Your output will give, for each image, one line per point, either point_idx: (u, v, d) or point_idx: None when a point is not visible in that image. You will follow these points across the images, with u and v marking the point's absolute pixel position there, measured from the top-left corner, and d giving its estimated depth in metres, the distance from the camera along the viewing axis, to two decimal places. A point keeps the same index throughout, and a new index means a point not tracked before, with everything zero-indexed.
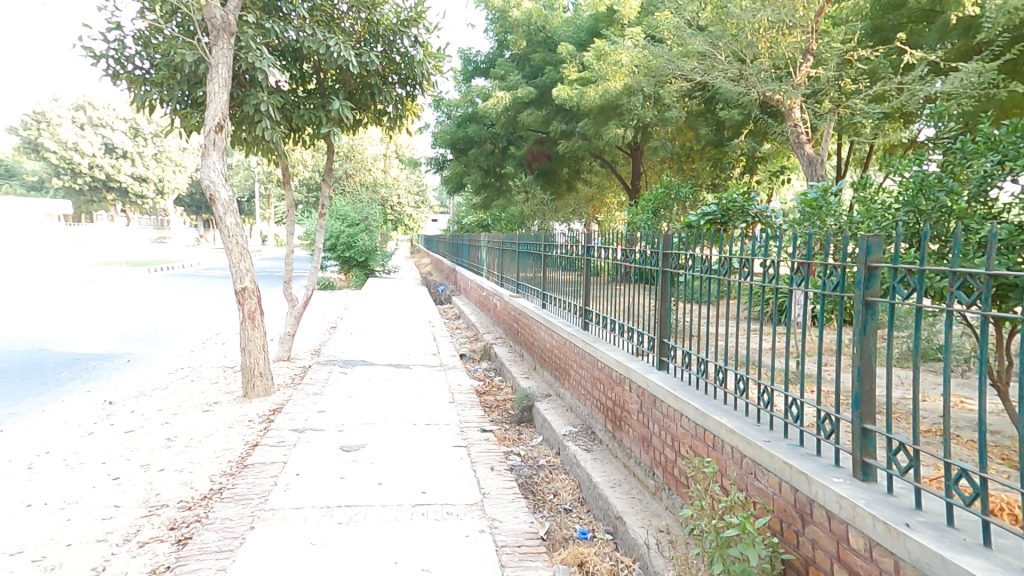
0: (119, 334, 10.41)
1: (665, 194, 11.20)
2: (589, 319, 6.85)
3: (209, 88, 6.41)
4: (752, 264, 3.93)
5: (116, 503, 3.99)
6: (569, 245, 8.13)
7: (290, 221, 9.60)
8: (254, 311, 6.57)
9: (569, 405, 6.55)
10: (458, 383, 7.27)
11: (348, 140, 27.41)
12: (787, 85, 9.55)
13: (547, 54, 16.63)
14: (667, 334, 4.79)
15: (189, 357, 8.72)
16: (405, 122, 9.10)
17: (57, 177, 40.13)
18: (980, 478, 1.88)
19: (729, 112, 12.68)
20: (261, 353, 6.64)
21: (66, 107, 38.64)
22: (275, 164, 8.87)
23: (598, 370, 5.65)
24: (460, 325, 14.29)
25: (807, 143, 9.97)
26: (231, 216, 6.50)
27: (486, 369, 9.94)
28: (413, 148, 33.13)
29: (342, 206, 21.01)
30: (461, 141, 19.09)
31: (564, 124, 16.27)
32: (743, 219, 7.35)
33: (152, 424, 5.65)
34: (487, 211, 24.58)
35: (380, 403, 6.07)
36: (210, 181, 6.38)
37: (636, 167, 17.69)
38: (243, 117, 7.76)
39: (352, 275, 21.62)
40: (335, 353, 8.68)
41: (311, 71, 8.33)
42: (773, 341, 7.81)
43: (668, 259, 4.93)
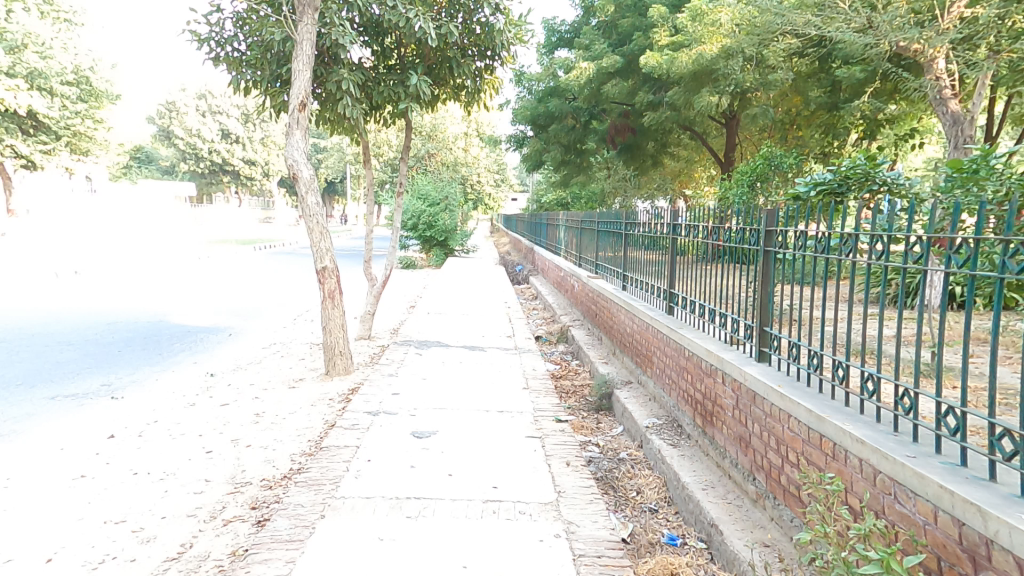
0: (224, 308, 11.20)
1: (766, 165, 10.12)
2: (674, 303, 6.26)
3: (294, 67, 6.46)
4: (886, 242, 3.25)
5: (206, 477, 4.15)
6: (652, 224, 7.58)
7: (371, 200, 9.72)
8: (334, 291, 6.69)
9: (652, 394, 6.08)
10: (533, 368, 7.02)
11: (431, 120, 27.72)
12: (930, 31, 8.22)
13: (636, 19, 15.65)
14: (767, 320, 4.12)
15: (281, 333, 9.15)
16: (484, 96, 8.83)
17: (181, 163, 44.35)
18: None
19: (848, 70, 11.24)
20: (341, 332, 6.76)
21: (187, 98, 42.38)
22: (357, 143, 8.93)
23: (685, 358, 5.12)
24: (537, 306, 14.06)
25: (952, 100, 8.74)
26: (312, 195, 6.61)
27: (563, 352, 9.64)
28: (494, 126, 32.99)
29: (424, 186, 21.30)
30: (541, 117, 18.55)
31: (652, 94, 15.30)
32: (867, 188, 6.51)
33: (245, 398, 5.92)
34: (568, 189, 24.00)
35: (454, 386, 5.97)
36: (293, 159, 6.48)
37: (732, 138, 16.36)
38: (327, 97, 7.85)
39: (434, 254, 22.03)
40: (413, 333, 8.73)
41: (392, 46, 8.27)
42: (892, 330, 6.84)
43: (772, 236, 4.26)
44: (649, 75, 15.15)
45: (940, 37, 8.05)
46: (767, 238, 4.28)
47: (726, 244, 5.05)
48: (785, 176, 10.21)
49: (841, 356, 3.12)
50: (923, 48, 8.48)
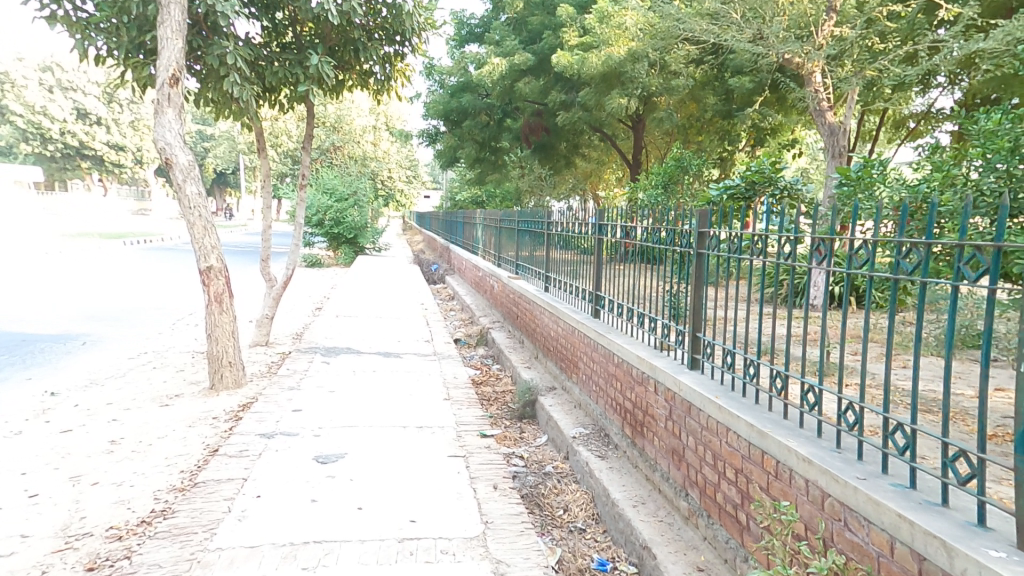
0: (83, 313, 9.60)
1: (676, 168, 10.38)
2: (600, 306, 6.10)
3: (161, 34, 5.53)
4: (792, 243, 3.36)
5: (23, 533, 3.27)
6: (569, 224, 7.47)
7: (268, 192, 8.74)
8: (222, 293, 5.81)
9: (578, 402, 5.87)
10: (453, 375, 6.58)
11: (335, 110, 26.17)
12: (809, 46, 8.72)
13: (546, 17, 15.55)
14: (700, 326, 4.01)
15: (155, 341, 7.95)
16: (394, 84, 8.24)
17: (21, 142, 38.04)
18: (977, 459, 1.88)
19: (740, 81, 11.87)
20: (230, 341, 5.90)
21: (31, 69, 36.45)
22: (248, 129, 7.99)
23: (614, 365, 4.94)
24: (454, 306, 13.62)
25: (829, 111, 9.18)
26: (192, 183, 5.67)
27: (482, 356, 9.26)
28: (406, 119, 31.90)
29: (330, 179, 19.96)
30: (454, 112, 18.00)
31: (563, 93, 15.30)
32: (773, 192, 6.76)
33: (96, 423, 4.91)
34: (482, 187, 23.70)
35: (365, 399, 5.36)
36: (165, 142, 5.54)
37: (638, 141, 16.85)
38: (208, 74, 6.90)
39: (342, 252, 20.78)
40: (318, 339, 7.93)
41: (286, 23, 7.47)
42: (788, 331, 7.17)
43: (706, 238, 4.10)
44: (560, 74, 15.17)
45: (818, 52, 8.58)
46: (700, 241, 4.11)
47: (656, 245, 4.89)
48: (692, 179, 10.51)
49: (778, 367, 3.00)
50: (804, 62, 8.96)
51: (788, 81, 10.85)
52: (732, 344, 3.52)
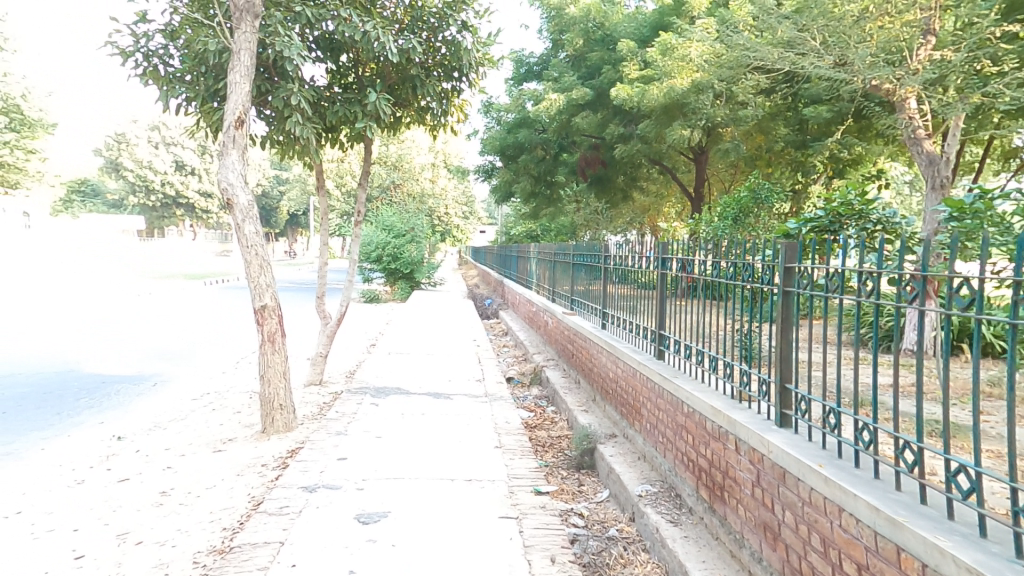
0: (154, 353, 9.97)
1: (750, 198, 9.63)
2: (664, 346, 5.59)
3: (230, 79, 5.67)
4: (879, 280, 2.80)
5: None
6: (629, 256, 7.01)
7: (327, 229, 8.85)
8: (275, 332, 5.76)
9: (642, 453, 5.31)
10: (506, 419, 6.17)
11: (396, 150, 27.05)
12: (902, 71, 8.08)
13: (605, 53, 15.42)
14: (788, 376, 3.37)
15: (217, 381, 8.05)
16: (451, 120, 8.22)
17: (131, 194, 41.91)
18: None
19: (815, 110, 11.18)
20: (281, 381, 5.80)
21: (141, 129, 40.64)
22: (310, 168, 8.18)
23: (683, 416, 4.37)
24: (508, 343, 13.29)
25: (927, 140, 8.35)
26: (250, 223, 5.70)
27: (536, 397, 8.81)
28: (462, 156, 32.59)
29: (389, 216, 20.55)
30: (510, 148, 18.06)
31: (622, 127, 15.02)
32: (863, 224, 6.06)
33: (148, 470, 4.84)
34: (538, 221, 23.61)
35: (413, 447, 5.05)
36: (227, 183, 5.62)
37: (701, 173, 16.25)
38: (274, 116, 7.06)
39: (399, 287, 21.02)
40: (370, 378, 7.77)
41: (349, 66, 7.64)
42: (880, 379, 6.40)
43: (792, 274, 3.44)
44: (619, 108, 14.94)
45: (912, 77, 7.90)
46: (787, 276, 3.45)
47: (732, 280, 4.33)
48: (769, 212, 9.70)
49: (908, 436, 2.39)
50: (895, 87, 8.28)
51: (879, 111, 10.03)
52: (836, 401, 2.89)
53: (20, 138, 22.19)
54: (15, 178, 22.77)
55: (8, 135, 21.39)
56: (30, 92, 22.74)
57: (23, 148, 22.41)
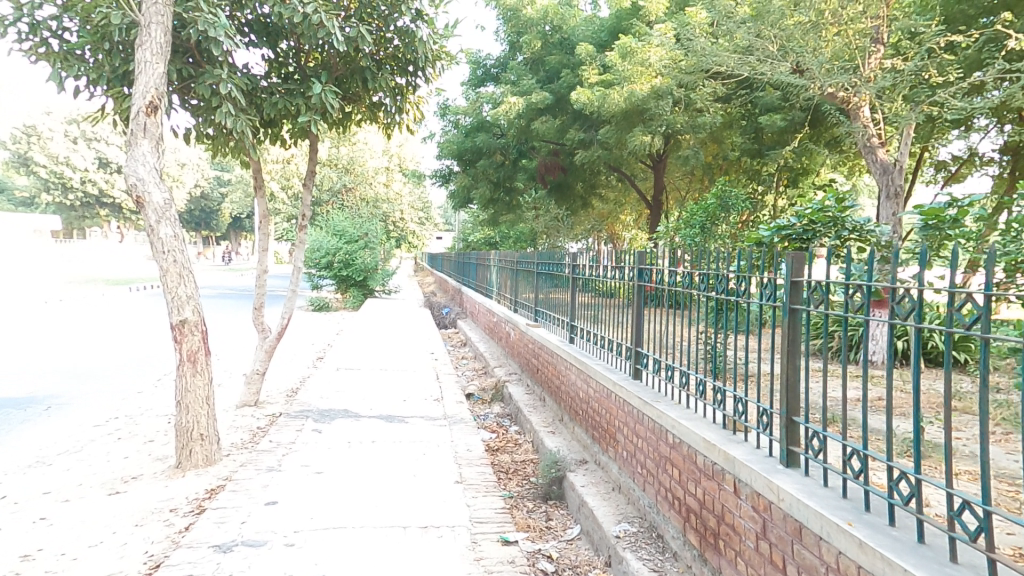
0: (61, 371, 8.82)
1: (717, 206, 9.34)
2: (641, 364, 5.15)
3: (140, 57, 4.87)
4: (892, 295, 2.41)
5: None
6: (597, 266, 6.61)
7: (265, 233, 8.01)
8: (196, 352, 4.97)
9: (617, 484, 4.82)
10: (466, 444, 5.59)
11: (348, 151, 25.96)
12: (857, 78, 8.00)
13: (564, 56, 15.12)
14: (795, 408, 2.83)
15: (130, 403, 7.09)
16: (405, 119, 7.60)
17: (47, 193, 38.50)
18: None
19: (771, 118, 11.19)
20: (203, 408, 5.02)
21: (61, 124, 37.20)
22: (246, 166, 7.37)
23: (667, 446, 3.90)
24: (466, 354, 12.68)
25: (880, 148, 8.32)
26: (166, 225, 4.90)
27: (497, 415, 8.26)
28: (418, 161, 31.74)
29: (340, 220, 19.59)
30: (467, 152, 17.48)
31: (582, 132, 14.75)
32: (838, 233, 5.75)
33: (16, 524, 4.01)
34: (496, 227, 23.14)
35: (357, 485, 4.37)
36: (137, 178, 4.80)
37: (659, 181, 16.17)
38: (199, 105, 6.23)
39: (350, 295, 19.98)
40: (312, 398, 6.98)
41: (289, 53, 6.90)
42: (851, 396, 6.19)
43: (799, 289, 2.92)
44: (579, 113, 14.66)
45: (867, 85, 7.88)
46: (793, 291, 2.92)
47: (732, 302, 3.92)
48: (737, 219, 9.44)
49: (969, 496, 1.93)
50: (849, 95, 8.21)
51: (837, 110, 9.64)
52: (862, 442, 2.39)
53: None
54: None
55: None
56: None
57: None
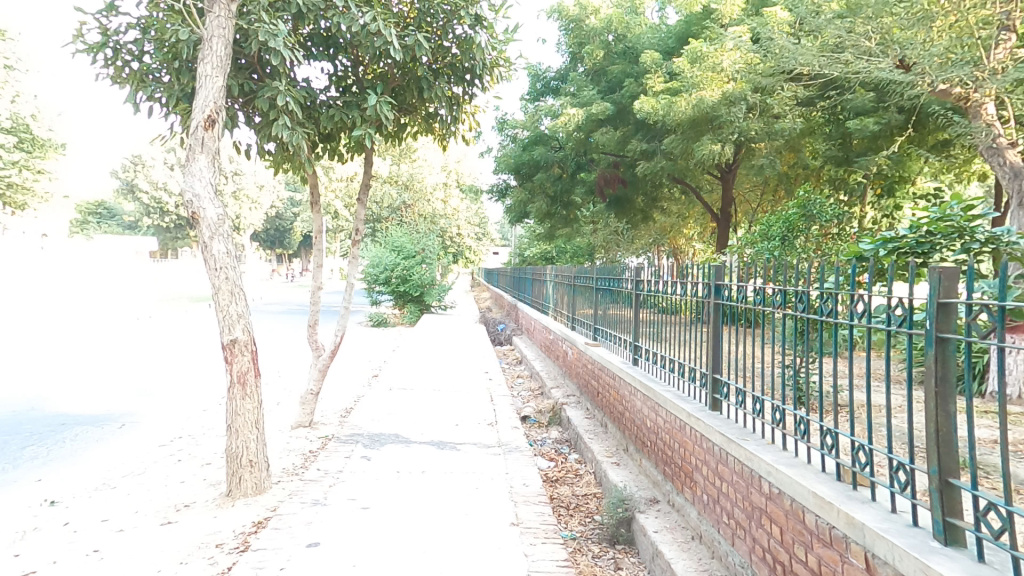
0: (133, 387, 9.09)
1: (800, 217, 8.43)
2: (720, 394, 4.50)
3: (201, 70, 4.83)
4: None
5: None
6: (664, 282, 6.01)
7: (321, 248, 7.93)
8: (246, 373, 4.81)
9: (697, 532, 4.18)
10: (524, 477, 5.10)
11: (408, 169, 26.37)
12: (980, 71, 7.00)
13: (627, 65, 14.59)
14: (952, 468, 2.15)
15: (191, 423, 7.13)
16: (460, 129, 7.34)
17: (144, 217, 41.80)
18: None
19: (861, 122, 10.21)
20: (252, 432, 4.83)
21: (153, 152, 40.12)
22: (305, 182, 7.32)
23: (762, 497, 3.25)
24: (522, 373, 12.23)
25: (1010, 149, 7.21)
26: (220, 241, 4.78)
27: (556, 441, 7.73)
28: (475, 177, 31.92)
29: (399, 237, 19.79)
30: (526, 166, 17.17)
31: (645, 142, 14.13)
32: (964, 246, 4.93)
33: (66, 558, 3.89)
34: (554, 242, 22.74)
35: (405, 525, 3.98)
36: (193, 194, 4.73)
37: (728, 192, 15.24)
38: (260, 122, 6.19)
39: (408, 310, 20.01)
40: (364, 421, 6.73)
41: (348, 67, 6.82)
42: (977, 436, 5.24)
43: (950, 314, 2.16)
44: (642, 122, 14.08)
45: (994, 78, 6.85)
46: (942, 316, 2.17)
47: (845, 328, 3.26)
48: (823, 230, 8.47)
49: None
50: (969, 91, 7.23)
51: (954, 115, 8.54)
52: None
53: (31, 157, 21.92)
54: (23, 200, 21.99)
55: (15, 154, 21.07)
56: (39, 113, 22.30)
57: (31, 168, 22.11)
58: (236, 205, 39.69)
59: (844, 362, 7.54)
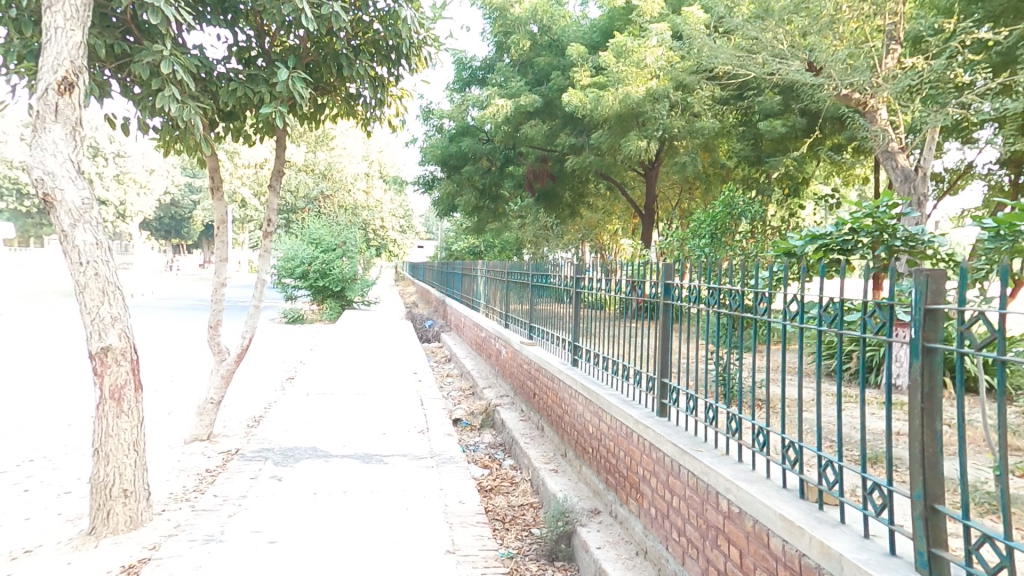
0: None
1: (726, 214, 8.42)
2: (669, 399, 4.33)
3: (49, 20, 3.93)
4: None
5: None
6: (605, 279, 5.79)
7: (223, 238, 7.02)
8: (121, 387, 4.02)
9: (642, 547, 3.98)
10: (457, 494, 4.68)
11: (326, 157, 24.83)
12: (877, 78, 7.32)
13: (553, 58, 14.40)
14: (937, 493, 1.98)
15: (52, 443, 6.04)
16: (385, 113, 6.72)
17: (7, 199, 36.46)
18: None
19: (770, 124, 10.67)
20: (127, 457, 4.05)
21: (14, 128, 34.69)
22: (203, 165, 6.42)
23: (719, 514, 3.06)
24: (452, 372, 11.78)
25: (900, 154, 7.55)
26: (84, 230, 3.94)
27: (489, 446, 7.36)
28: (399, 168, 30.80)
29: (316, 228, 18.55)
30: (452, 157, 16.59)
31: (573, 137, 14.07)
32: (887, 246, 5.06)
33: None
34: (481, 236, 22.33)
35: (323, 564, 3.42)
36: (44, 172, 3.85)
37: (651, 190, 15.50)
38: (140, 92, 5.27)
39: (327, 306, 18.83)
40: (276, 432, 6.02)
41: (252, 37, 6.00)
42: (889, 428, 5.50)
43: (937, 322, 2.01)
44: (570, 116, 13.99)
45: (889, 84, 7.15)
46: (928, 323, 2.02)
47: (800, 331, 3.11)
48: (747, 227, 8.55)
49: None
50: (866, 98, 7.53)
51: (854, 116, 8.83)
52: None
53: None
54: None
55: None
56: None
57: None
58: (121, 189, 35.53)
59: (767, 357, 7.78)
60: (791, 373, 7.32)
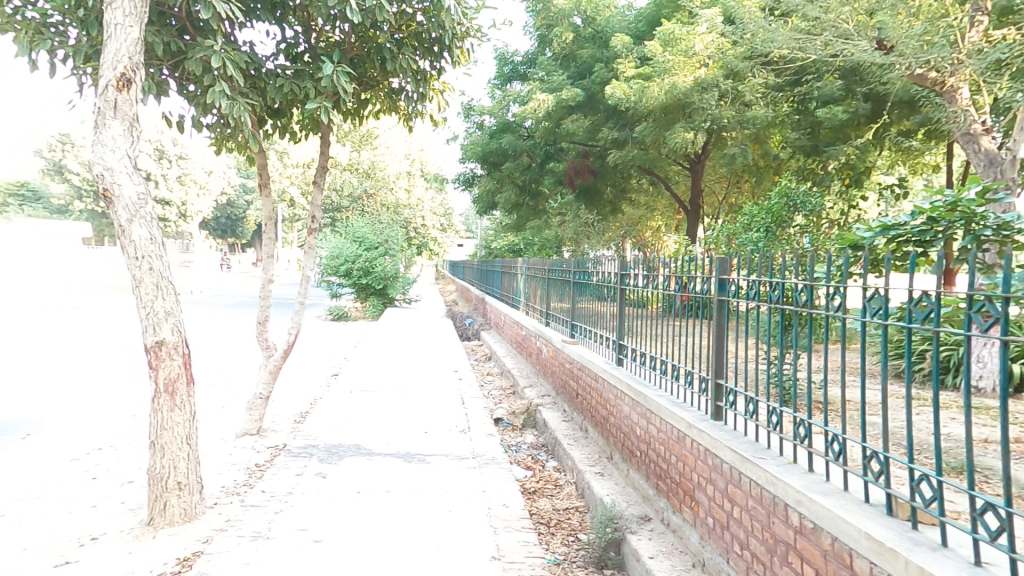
0: (51, 392, 8.06)
1: (784, 206, 7.89)
2: (725, 401, 4.04)
3: (108, 18, 4.01)
4: None
5: None
6: (652, 274, 5.51)
7: (271, 235, 7.13)
8: (174, 381, 4.06)
9: (699, 559, 3.73)
10: (501, 495, 4.54)
11: (368, 156, 25.25)
12: (960, 54, 6.69)
13: (596, 50, 14.09)
14: None
15: (115, 432, 6.29)
16: (428, 107, 6.65)
17: (76, 202, 38.76)
18: None
19: (830, 112, 10.06)
20: (181, 450, 4.09)
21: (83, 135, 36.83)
22: (252, 163, 6.53)
23: (791, 529, 2.79)
24: (493, 370, 11.69)
25: (984, 137, 6.93)
26: (140, 224, 4.01)
27: (532, 446, 7.20)
28: (440, 167, 31.06)
29: (360, 227, 18.85)
30: (493, 154, 16.51)
31: (616, 131, 13.73)
32: (971, 237, 4.60)
33: None
34: (521, 233, 22.23)
35: (369, 563, 3.34)
36: (103, 167, 3.93)
37: (697, 184, 14.96)
38: (193, 89, 5.36)
39: (369, 304, 19.12)
40: (321, 428, 6.04)
41: (299, 34, 6.03)
42: (970, 436, 5.04)
43: None
44: (614, 109, 13.65)
45: (973, 60, 6.58)
46: None
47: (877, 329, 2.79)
48: (810, 221, 7.95)
49: None
50: (945, 77, 6.93)
51: (929, 94, 8.16)
52: None
53: None
54: None
55: None
56: None
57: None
58: (181, 190, 37.30)
59: (826, 358, 7.34)
60: (853, 374, 6.87)
